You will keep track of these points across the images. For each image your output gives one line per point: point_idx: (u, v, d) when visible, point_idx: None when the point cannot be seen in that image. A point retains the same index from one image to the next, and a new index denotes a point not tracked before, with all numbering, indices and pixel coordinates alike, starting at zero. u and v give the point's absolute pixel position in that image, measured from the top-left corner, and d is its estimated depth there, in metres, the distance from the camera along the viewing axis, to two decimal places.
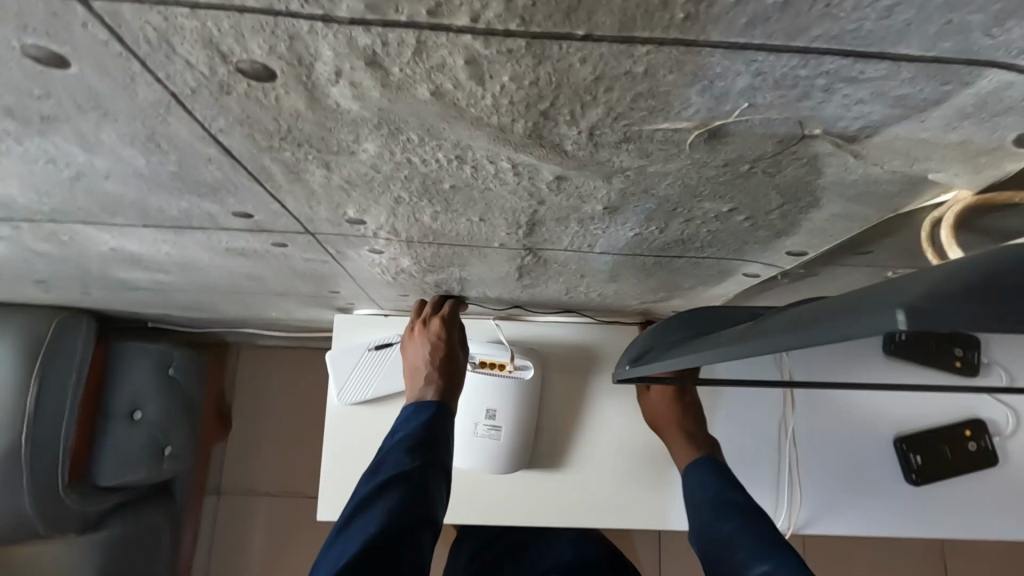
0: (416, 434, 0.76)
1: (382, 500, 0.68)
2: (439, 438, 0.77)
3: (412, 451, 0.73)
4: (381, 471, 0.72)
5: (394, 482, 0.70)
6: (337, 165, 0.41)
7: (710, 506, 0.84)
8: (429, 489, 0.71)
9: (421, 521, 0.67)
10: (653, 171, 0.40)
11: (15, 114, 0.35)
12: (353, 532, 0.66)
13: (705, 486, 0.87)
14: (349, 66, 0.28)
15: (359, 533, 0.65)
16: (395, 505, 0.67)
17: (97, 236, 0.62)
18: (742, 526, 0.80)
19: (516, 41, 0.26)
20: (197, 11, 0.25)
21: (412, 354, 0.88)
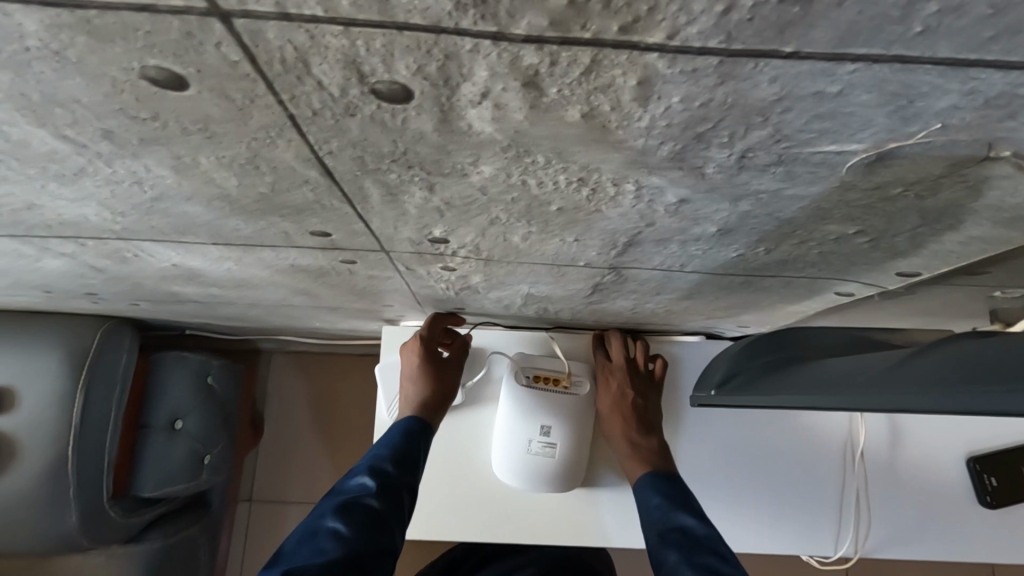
0: (388, 458, 0.75)
1: (339, 520, 0.65)
2: (411, 465, 0.76)
3: (382, 474, 0.72)
4: (343, 492, 0.70)
5: (354, 505, 0.67)
6: (441, 186, 0.38)
7: (657, 535, 0.74)
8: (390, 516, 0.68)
9: (376, 549, 0.64)
10: (789, 195, 0.36)
11: (113, 136, 0.32)
12: (300, 549, 0.62)
13: (651, 505, 0.77)
14: (501, 86, 0.25)
15: (308, 550, 0.62)
16: (351, 528, 0.64)
17: (162, 253, 0.60)
18: (687, 557, 0.69)
19: (708, 59, 0.23)
20: (350, 29, 0.22)
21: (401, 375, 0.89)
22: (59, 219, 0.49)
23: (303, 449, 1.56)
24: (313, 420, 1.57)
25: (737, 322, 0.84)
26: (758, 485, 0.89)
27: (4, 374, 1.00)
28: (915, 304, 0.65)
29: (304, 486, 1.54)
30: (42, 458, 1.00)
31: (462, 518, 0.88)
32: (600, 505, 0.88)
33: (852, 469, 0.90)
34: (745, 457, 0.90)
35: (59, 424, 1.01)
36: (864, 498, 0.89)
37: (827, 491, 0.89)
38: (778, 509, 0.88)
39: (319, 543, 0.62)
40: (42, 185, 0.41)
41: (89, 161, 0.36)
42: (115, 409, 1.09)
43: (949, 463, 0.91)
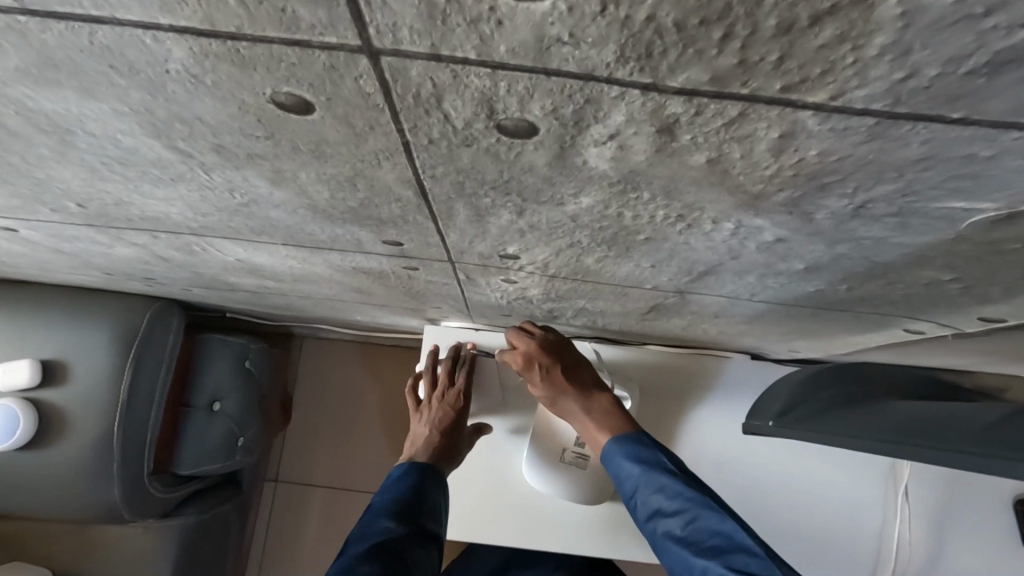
0: (403, 503, 0.75)
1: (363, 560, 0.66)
2: (424, 507, 0.75)
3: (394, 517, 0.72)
4: (365, 535, 0.71)
5: (375, 549, 0.68)
6: (532, 211, 0.38)
7: (640, 504, 0.71)
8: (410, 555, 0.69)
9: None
10: (895, 243, 0.35)
11: (222, 151, 0.33)
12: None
13: (625, 473, 0.73)
14: (633, 130, 0.25)
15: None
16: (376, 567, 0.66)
17: (230, 248, 0.60)
18: (671, 527, 0.67)
19: (864, 119, 0.22)
20: (496, 72, 0.22)
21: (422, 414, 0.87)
22: (142, 214, 0.50)
23: (329, 435, 1.58)
24: (342, 408, 1.59)
25: (788, 346, 0.82)
26: (792, 514, 0.86)
27: (58, 348, 1.04)
28: (987, 348, 0.62)
29: (328, 471, 1.56)
30: (89, 432, 1.03)
31: (489, 521, 0.85)
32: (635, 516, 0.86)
33: (893, 504, 0.86)
34: (780, 484, 0.87)
35: (107, 400, 1.03)
36: (905, 536, 0.85)
37: (864, 525, 0.86)
38: (810, 535, 0.85)
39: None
40: (138, 187, 0.42)
41: (190, 169, 0.37)
42: (160, 388, 1.12)
43: (997, 502, 0.86)
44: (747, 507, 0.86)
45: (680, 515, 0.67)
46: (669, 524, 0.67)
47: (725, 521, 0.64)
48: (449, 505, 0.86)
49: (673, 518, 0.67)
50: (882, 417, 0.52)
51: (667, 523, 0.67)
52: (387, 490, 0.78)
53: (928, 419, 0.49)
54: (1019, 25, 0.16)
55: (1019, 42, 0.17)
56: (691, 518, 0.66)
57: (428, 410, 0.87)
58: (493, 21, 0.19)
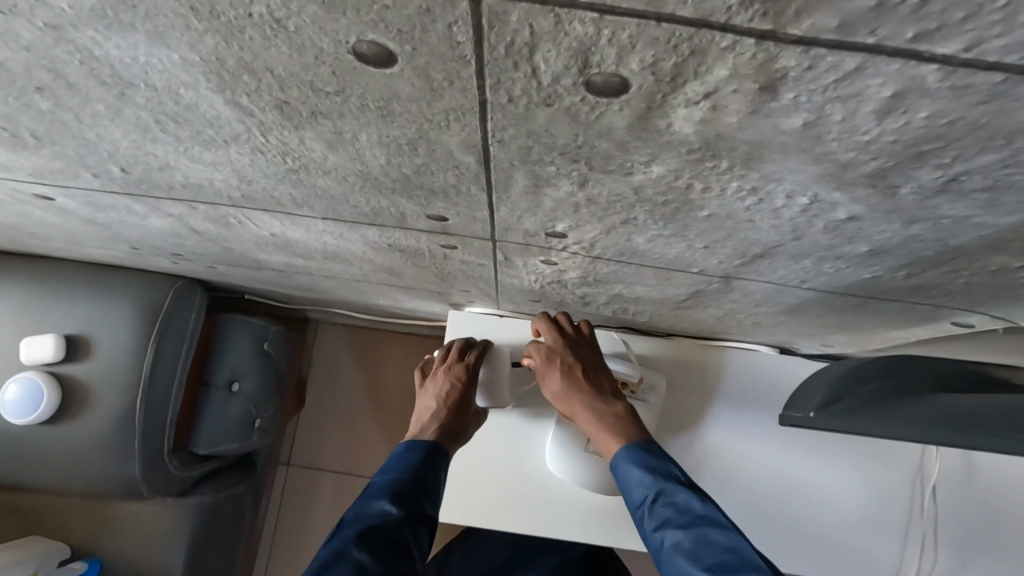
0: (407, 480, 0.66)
1: (362, 549, 0.57)
2: (427, 490, 0.67)
3: (396, 500, 0.63)
4: (360, 518, 0.61)
5: (373, 535, 0.59)
6: (595, 182, 0.37)
7: (646, 513, 0.66)
8: (411, 548, 0.60)
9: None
10: (976, 222, 0.34)
11: (285, 108, 0.32)
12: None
13: (633, 482, 0.68)
14: (733, 87, 0.24)
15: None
16: (376, 558, 0.57)
17: (267, 222, 0.60)
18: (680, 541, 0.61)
19: (991, 75, 0.21)
20: (604, 17, 0.21)
21: (428, 391, 0.81)
22: (184, 182, 0.49)
23: (343, 421, 1.58)
24: (357, 394, 1.59)
25: (821, 340, 0.81)
26: (815, 510, 0.85)
27: (81, 322, 1.04)
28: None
29: (342, 456, 1.57)
30: (111, 407, 1.03)
31: (509, 507, 0.85)
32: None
33: (920, 505, 0.84)
34: (805, 479, 0.86)
35: (129, 376, 1.03)
36: (931, 535, 0.84)
37: (890, 522, 0.84)
38: (834, 535, 0.84)
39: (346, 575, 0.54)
40: (188, 149, 0.41)
41: (247, 130, 0.36)
42: (180, 365, 1.12)
43: None
44: (769, 501, 0.85)
45: (689, 529, 0.61)
46: (676, 538, 0.62)
47: (738, 540, 0.59)
48: (468, 490, 0.85)
49: (681, 530, 0.61)
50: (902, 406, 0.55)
51: (671, 535, 0.62)
52: (390, 469, 0.68)
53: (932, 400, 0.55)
54: None
55: None
56: (700, 534, 0.60)
57: (432, 383, 0.81)
58: None
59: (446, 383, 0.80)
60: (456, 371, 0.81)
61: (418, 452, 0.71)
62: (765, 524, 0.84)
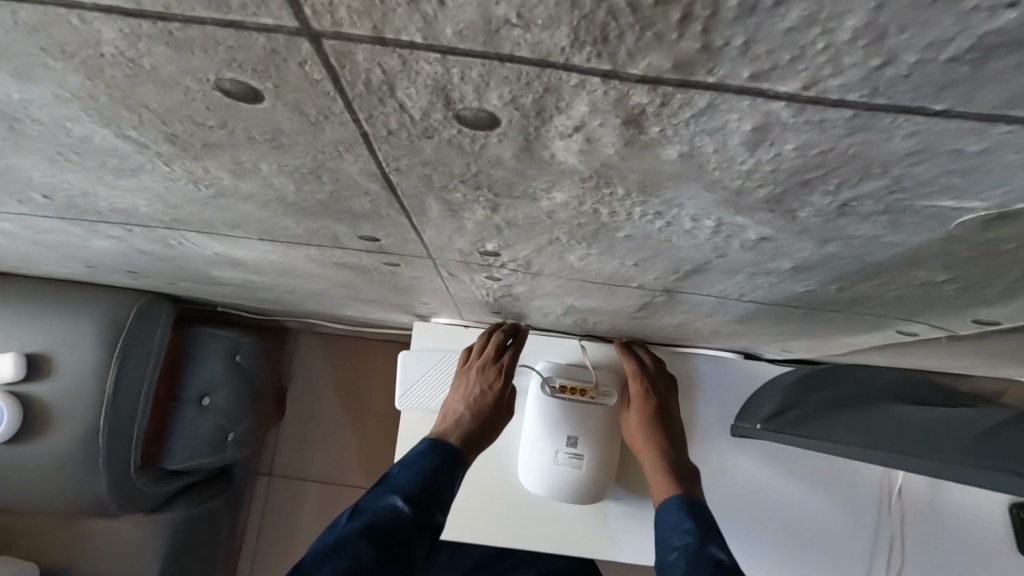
0: (421, 483, 0.66)
1: (366, 544, 0.57)
2: (439, 500, 0.66)
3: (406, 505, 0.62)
4: (368, 513, 0.60)
5: (378, 533, 0.58)
6: (507, 207, 0.36)
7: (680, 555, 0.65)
8: (411, 554, 0.59)
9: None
10: (886, 242, 0.34)
11: (177, 140, 0.31)
12: (322, 567, 0.54)
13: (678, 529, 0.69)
14: (599, 122, 0.23)
15: (331, 571, 0.53)
16: (374, 557, 0.56)
17: (208, 243, 0.59)
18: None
19: (842, 111, 0.20)
20: (447, 57, 0.20)
21: (455, 390, 0.84)
22: (112, 207, 0.49)
23: (323, 430, 1.57)
24: (336, 403, 1.58)
25: (783, 346, 0.81)
26: (783, 516, 0.84)
27: (44, 341, 1.03)
28: (984, 350, 0.61)
29: (322, 465, 1.55)
30: (76, 426, 1.02)
31: (478, 519, 0.85)
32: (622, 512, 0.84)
33: (887, 507, 0.84)
34: (776, 482, 0.85)
35: (93, 395, 1.02)
36: (899, 533, 0.84)
37: (861, 523, 0.84)
38: (802, 541, 0.83)
39: (342, 567, 0.54)
40: (101, 177, 0.40)
41: (149, 160, 0.35)
42: (147, 382, 1.11)
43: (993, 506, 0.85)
44: (737, 508, 0.84)
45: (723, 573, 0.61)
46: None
47: None
48: None
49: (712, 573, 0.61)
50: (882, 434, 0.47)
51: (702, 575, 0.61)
52: (408, 467, 0.68)
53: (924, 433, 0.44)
54: (1004, 6, 0.15)
55: (1003, 25, 0.15)
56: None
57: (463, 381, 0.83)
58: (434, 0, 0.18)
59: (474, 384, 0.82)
60: (487, 374, 0.83)
61: (437, 461, 0.70)
62: (734, 529, 0.84)
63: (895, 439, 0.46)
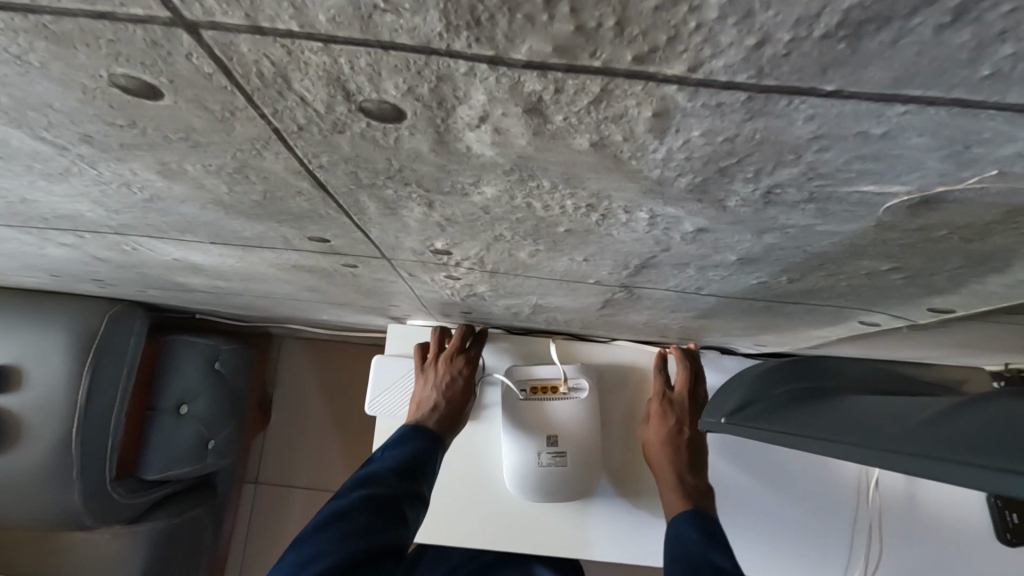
0: (407, 458, 0.73)
1: (363, 513, 0.66)
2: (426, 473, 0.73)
3: (396, 479, 0.70)
4: (362, 487, 0.69)
5: (371, 502, 0.67)
6: (442, 203, 0.36)
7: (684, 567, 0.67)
8: (404, 519, 0.67)
9: (385, 550, 0.64)
10: (820, 231, 0.33)
11: (95, 141, 0.31)
12: (327, 532, 0.64)
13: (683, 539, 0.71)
14: (501, 111, 0.23)
15: (333, 535, 0.63)
16: (370, 523, 0.65)
17: (162, 247, 0.58)
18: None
19: (734, 95, 0.20)
20: (331, 46, 0.20)
21: (426, 380, 0.83)
22: (56, 213, 0.48)
23: (307, 436, 1.56)
24: (321, 409, 1.57)
25: (754, 341, 0.81)
26: (762, 509, 0.83)
27: (14, 352, 1.01)
28: (947, 339, 0.61)
29: (307, 471, 1.54)
30: (48, 437, 1.00)
31: (454, 522, 0.84)
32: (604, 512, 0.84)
33: (865, 498, 0.83)
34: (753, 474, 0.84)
35: (65, 405, 1.01)
36: (877, 522, 0.83)
37: (838, 511, 0.83)
38: (779, 534, 0.82)
39: (341, 532, 0.63)
40: (33, 182, 0.40)
41: (75, 163, 0.34)
42: (121, 391, 1.10)
43: (971, 494, 0.84)
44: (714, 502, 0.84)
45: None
46: None
47: None
48: None
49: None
50: (865, 425, 0.44)
51: None
52: (397, 445, 0.75)
53: (922, 426, 0.40)
54: None
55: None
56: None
57: (432, 373, 0.84)
58: None
59: (448, 373, 0.83)
60: (458, 364, 0.84)
61: (425, 437, 0.76)
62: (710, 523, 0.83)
63: (853, 430, 0.44)
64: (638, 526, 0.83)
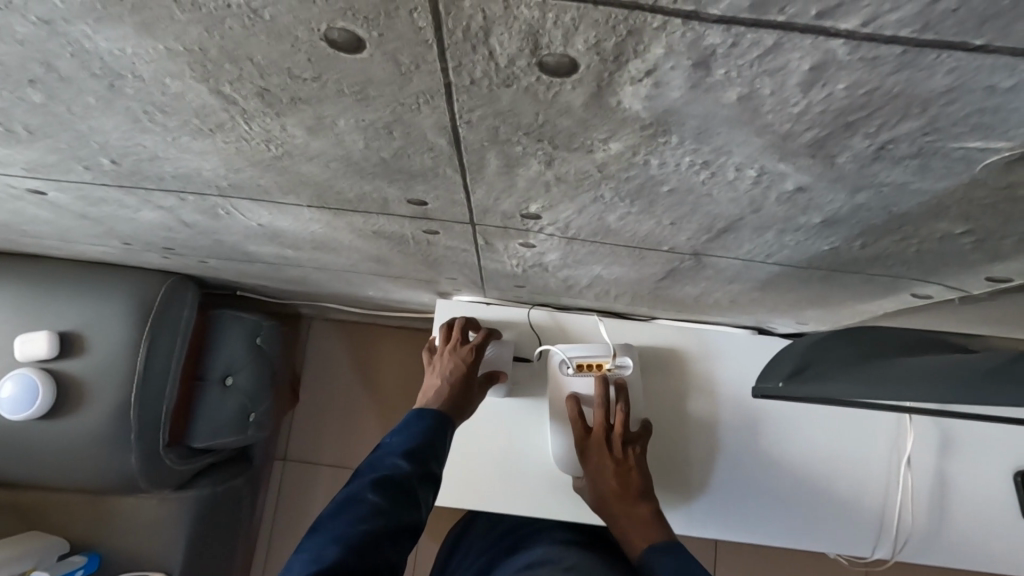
0: (418, 440, 0.68)
1: (375, 494, 0.60)
2: (438, 452, 0.69)
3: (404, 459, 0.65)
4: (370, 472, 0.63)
5: (385, 484, 0.61)
6: (561, 161, 0.39)
7: None
8: (418, 499, 0.62)
9: (408, 528, 0.59)
10: (913, 190, 0.37)
11: (267, 96, 0.34)
12: (340, 520, 0.57)
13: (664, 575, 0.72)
14: (670, 66, 0.26)
15: (350, 521, 0.57)
16: (387, 502, 0.60)
17: (255, 212, 0.62)
18: None
19: (893, 48, 0.23)
20: (547, 2, 0.23)
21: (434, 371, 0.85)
22: (174, 172, 0.51)
23: (339, 415, 1.60)
24: (352, 389, 1.61)
25: (796, 318, 0.84)
26: (801, 483, 0.90)
27: (75, 320, 1.05)
28: (992, 313, 0.64)
29: (339, 449, 1.58)
30: (107, 403, 1.04)
31: (503, 490, 0.87)
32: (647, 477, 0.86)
33: (896, 473, 0.91)
34: (792, 451, 0.91)
35: (124, 373, 1.05)
36: (907, 502, 0.90)
37: (870, 491, 0.90)
38: (816, 507, 0.89)
39: (360, 515, 0.58)
40: (175, 139, 0.43)
41: (231, 118, 0.38)
42: (174, 361, 1.14)
43: (996, 474, 0.91)
44: (757, 476, 0.90)
45: None
46: None
47: None
48: (463, 476, 0.88)
49: None
50: (893, 375, 0.51)
51: None
52: (403, 429, 0.71)
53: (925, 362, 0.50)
54: None
55: None
56: None
57: (440, 363, 0.85)
58: None
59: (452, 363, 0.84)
60: (465, 352, 0.85)
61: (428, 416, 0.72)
62: (753, 495, 0.89)
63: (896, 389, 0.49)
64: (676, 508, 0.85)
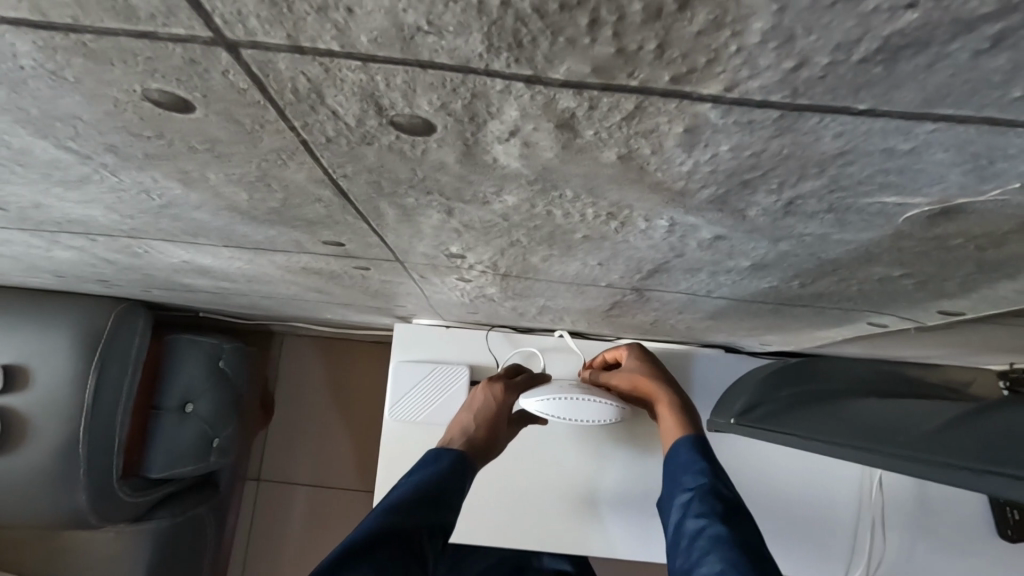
0: (431, 484, 0.63)
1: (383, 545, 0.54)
2: (450, 498, 0.63)
3: (414, 507, 0.59)
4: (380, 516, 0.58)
5: (394, 534, 0.55)
6: (461, 211, 0.36)
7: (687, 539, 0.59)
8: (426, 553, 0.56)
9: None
10: (837, 239, 0.34)
11: (118, 152, 0.31)
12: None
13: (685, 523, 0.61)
14: (532, 126, 0.23)
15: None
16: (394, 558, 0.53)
17: (173, 251, 0.58)
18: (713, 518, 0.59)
19: (767, 113, 0.20)
20: (369, 65, 0.20)
21: (467, 403, 0.79)
22: (68, 218, 0.48)
23: (309, 434, 1.56)
24: (323, 408, 1.57)
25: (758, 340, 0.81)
26: (772, 505, 0.86)
27: (19, 351, 1.01)
28: (950, 340, 0.62)
29: (309, 470, 1.54)
30: (52, 438, 1.00)
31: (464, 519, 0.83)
32: (620, 474, 0.84)
33: (869, 494, 0.87)
34: (763, 472, 0.87)
35: (70, 406, 1.01)
36: (880, 522, 0.86)
37: (843, 512, 0.86)
38: (788, 530, 0.86)
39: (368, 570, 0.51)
40: (50, 190, 0.40)
41: (94, 171, 0.34)
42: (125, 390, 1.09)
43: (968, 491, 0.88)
44: None
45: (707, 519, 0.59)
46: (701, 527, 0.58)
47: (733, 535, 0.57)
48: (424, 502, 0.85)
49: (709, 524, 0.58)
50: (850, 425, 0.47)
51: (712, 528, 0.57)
52: (416, 472, 0.66)
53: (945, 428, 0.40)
54: (903, 7, 0.15)
55: (908, 26, 0.16)
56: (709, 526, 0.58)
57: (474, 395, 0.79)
58: (342, 8, 0.17)
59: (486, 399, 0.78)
60: (494, 389, 0.78)
61: (444, 461, 0.67)
62: None
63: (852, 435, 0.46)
64: (653, 515, 0.83)
